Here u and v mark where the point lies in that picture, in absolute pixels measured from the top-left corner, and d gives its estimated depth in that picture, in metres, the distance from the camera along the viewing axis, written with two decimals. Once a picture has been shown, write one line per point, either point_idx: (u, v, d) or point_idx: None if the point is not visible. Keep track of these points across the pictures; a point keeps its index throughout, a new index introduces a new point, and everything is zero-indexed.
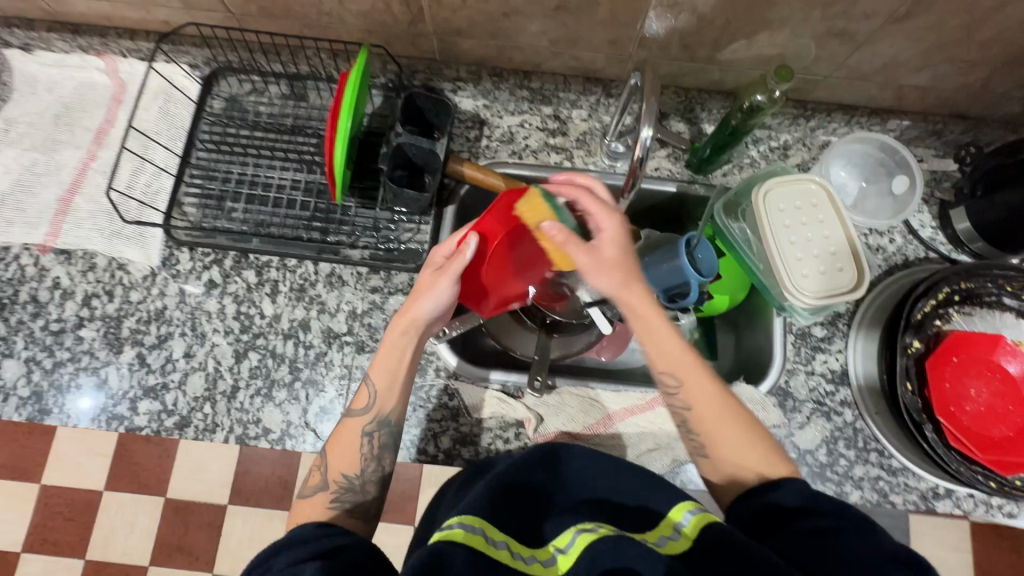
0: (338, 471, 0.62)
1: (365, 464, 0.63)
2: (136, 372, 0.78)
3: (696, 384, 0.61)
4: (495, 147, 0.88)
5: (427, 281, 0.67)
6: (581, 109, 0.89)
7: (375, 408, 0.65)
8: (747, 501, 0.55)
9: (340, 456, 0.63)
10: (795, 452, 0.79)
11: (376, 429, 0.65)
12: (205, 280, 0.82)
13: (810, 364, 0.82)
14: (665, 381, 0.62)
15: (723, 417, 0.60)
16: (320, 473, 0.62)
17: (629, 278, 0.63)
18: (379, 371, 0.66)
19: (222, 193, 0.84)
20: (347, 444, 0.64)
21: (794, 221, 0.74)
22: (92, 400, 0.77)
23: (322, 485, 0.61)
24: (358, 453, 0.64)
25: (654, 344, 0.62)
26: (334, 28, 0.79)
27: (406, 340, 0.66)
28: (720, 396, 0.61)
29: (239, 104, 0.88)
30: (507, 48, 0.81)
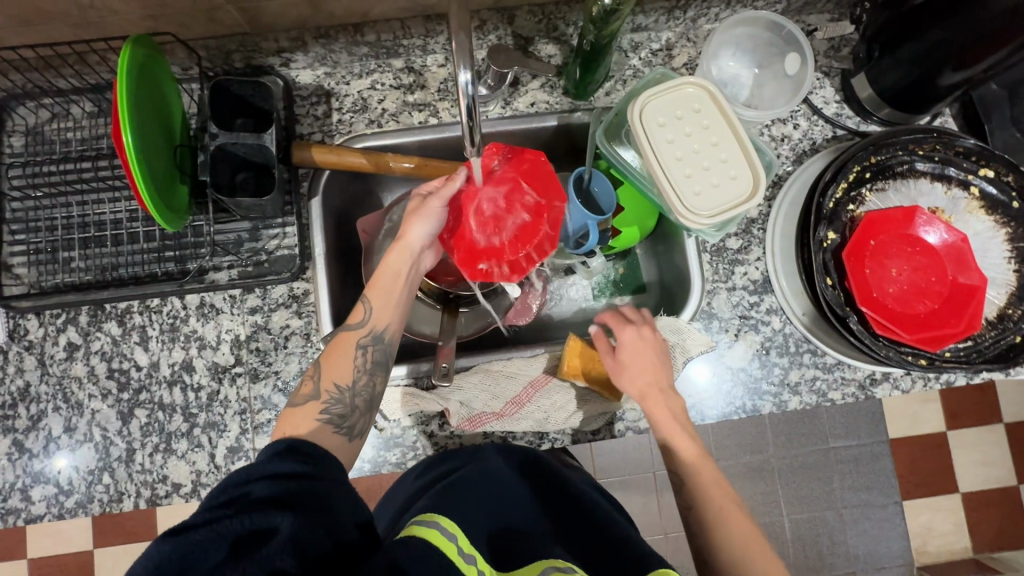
0: (330, 380, 0.58)
1: (356, 377, 0.59)
2: (19, 461, 0.71)
3: (699, 463, 0.62)
4: (349, 120, 0.78)
5: (416, 204, 0.66)
6: (434, 54, 0.79)
7: (371, 321, 0.61)
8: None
9: (335, 365, 0.59)
10: (728, 372, 0.76)
11: (371, 343, 0.61)
12: (64, 344, 0.73)
13: (730, 280, 0.78)
14: (674, 477, 0.63)
15: (726, 518, 0.58)
16: (312, 382, 0.58)
17: (652, 389, 0.65)
18: (378, 288, 0.63)
19: (52, 244, 0.74)
20: (339, 354, 0.60)
21: (677, 135, 0.66)
22: (67, 458, 0.72)
23: (315, 394, 0.57)
24: (352, 365, 0.59)
25: (661, 431, 0.64)
26: (109, 22, 0.66)
27: (402, 257, 0.64)
28: (721, 492, 0.60)
29: (42, 135, 0.75)
30: (319, 1, 0.68)
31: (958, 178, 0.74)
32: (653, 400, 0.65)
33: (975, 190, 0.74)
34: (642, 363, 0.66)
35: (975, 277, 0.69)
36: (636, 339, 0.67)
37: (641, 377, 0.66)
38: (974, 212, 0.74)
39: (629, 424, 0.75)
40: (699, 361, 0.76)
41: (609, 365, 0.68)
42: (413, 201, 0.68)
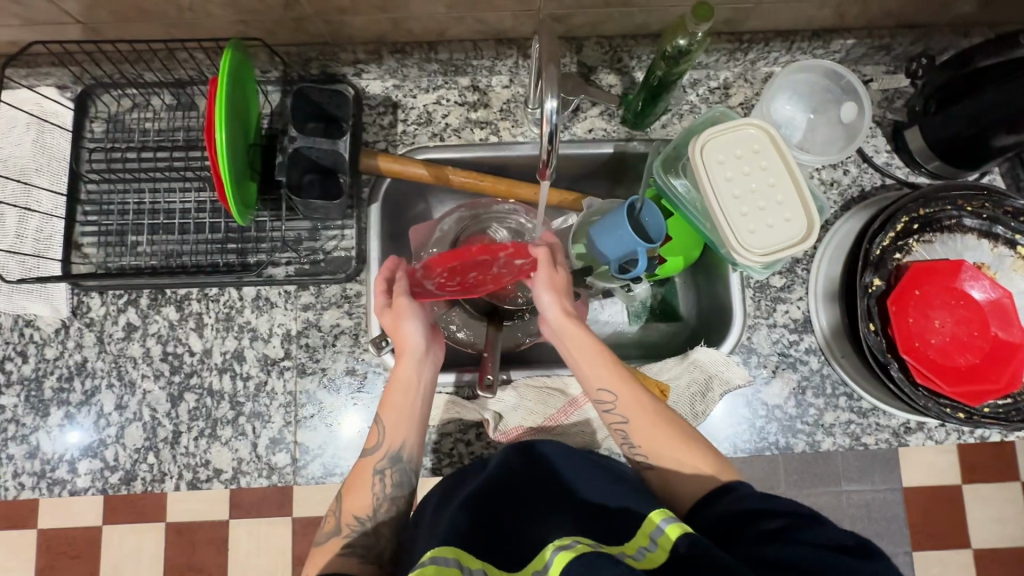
0: (350, 513, 0.60)
1: (378, 502, 0.61)
2: (72, 431, 0.74)
3: (644, 429, 0.60)
4: (413, 131, 0.81)
5: (396, 325, 0.65)
6: (500, 75, 0.81)
7: (385, 444, 0.62)
8: (707, 509, 0.54)
9: (354, 498, 0.61)
10: (763, 409, 0.77)
11: (389, 466, 0.62)
12: (123, 323, 0.76)
13: (771, 317, 0.79)
14: (603, 397, 0.61)
15: (676, 450, 0.59)
16: (334, 517, 0.60)
17: (568, 307, 0.65)
18: (391, 407, 0.64)
19: (122, 228, 0.77)
20: (360, 482, 0.62)
21: (735, 173, 0.68)
22: (72, 436, 0.74)
23: (337, 529, 0.59)
24: (371, 491, 0.61)
25: (586, 359, 0.63)
26: (203, 24, 0.70)
27: (412, 373, 0.64)
28: (682, 443, 0.59)
29: (121, 123, 0.79)
30: (402, 19, 0.71)
31: (1005, 237, 0.75)
32: (573, 328, 0.64)
33: (1021, 249, 0.75)
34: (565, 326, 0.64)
35: (1019, 334, 0.70)
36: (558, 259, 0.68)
37: (554, 299, 0.65)
38: (1019, 271, 0.75)
39: None
40: (735, 394, 0.77)
41: (539, 275, 0.65)
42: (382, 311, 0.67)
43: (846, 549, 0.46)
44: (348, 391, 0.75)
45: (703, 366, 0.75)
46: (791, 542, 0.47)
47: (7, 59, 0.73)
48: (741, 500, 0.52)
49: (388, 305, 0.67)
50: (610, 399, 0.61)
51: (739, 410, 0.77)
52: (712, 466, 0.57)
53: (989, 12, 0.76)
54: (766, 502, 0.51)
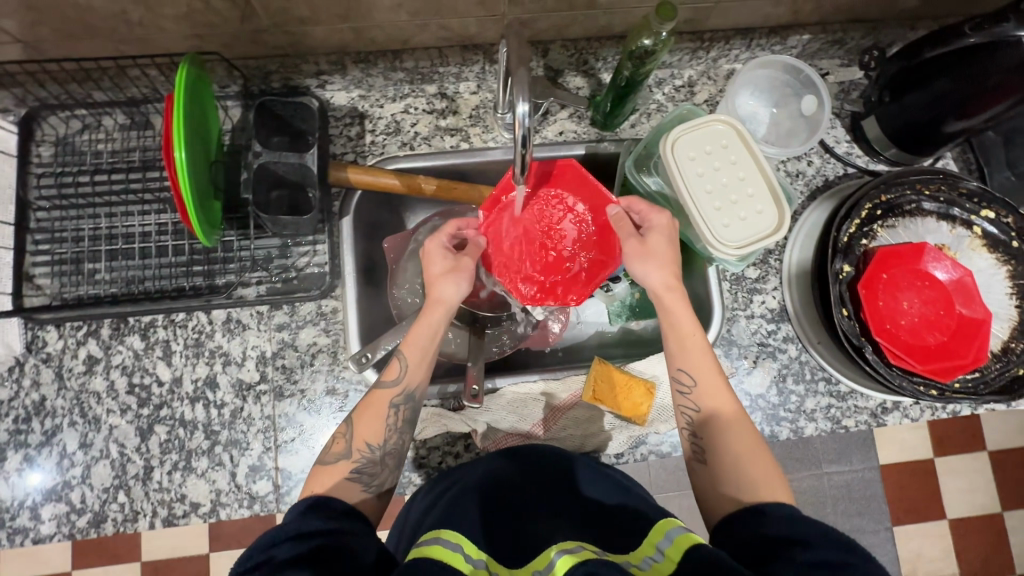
0: (362, 439, 0.59)
1: (387, 435, 0.61)
2: (31, 473, 0.69)
3: (720, 424, 0.60)
4: (382, 142, 0.79)
5: (439, 266, 0.66)
6: (467, 82, 0.81)
7: (404, 381, 0.61)
8: (742, 522, 0.51)
9: (366, 425, 0.60)
10: (747, 399, 0.78)
11: (404, 402, 0.61)
12: (83, 357, 0.72)
13: (749, 308, 0.80)
14: (682, 376, 0.62)
15: (741, 459, 0.57)
16: (344, 439, 0.59)
17: (670, 279, 0.65)
18: (413, 345, 0.62)
19: (78, 255, 0.73)
20: (373, 412, 0.61)
21: (705, 168, 0.69)
22: (43, 474, 0.69)
23: (347, 453, 0.58)
24: (385, 422, 0.61)
25: (676, 334, 0.63)
26: (155, 39, 0.67)
27: (438, 318, 0.64)
28: (754, 451, 0.57)
29: (71, 146, 0.75)
30: (365, 29, 0.70)
31: (962, 219, 0.78)
32: (666, 298, 0.64)
33: (978, 229, 0.78)
34: (655, 290, 0.65)
35: (981, 311, 0.72)
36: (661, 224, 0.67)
37: (652, 269, 0.65)
38: (977, 250, 0.78)
39: (652, 448, 0.76)
40: None
41: (628, 243, 0.66)
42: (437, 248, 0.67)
43: None
44: (330, 410, 0.73)
45: None
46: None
47: None
48: (779, 524, 0.49)
49: (446, 258, 0.67)
50: (689, 381, 0.62)
51: None
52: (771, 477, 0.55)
53: (932, 7, 0.80)
54: (810, 531, 0.47)
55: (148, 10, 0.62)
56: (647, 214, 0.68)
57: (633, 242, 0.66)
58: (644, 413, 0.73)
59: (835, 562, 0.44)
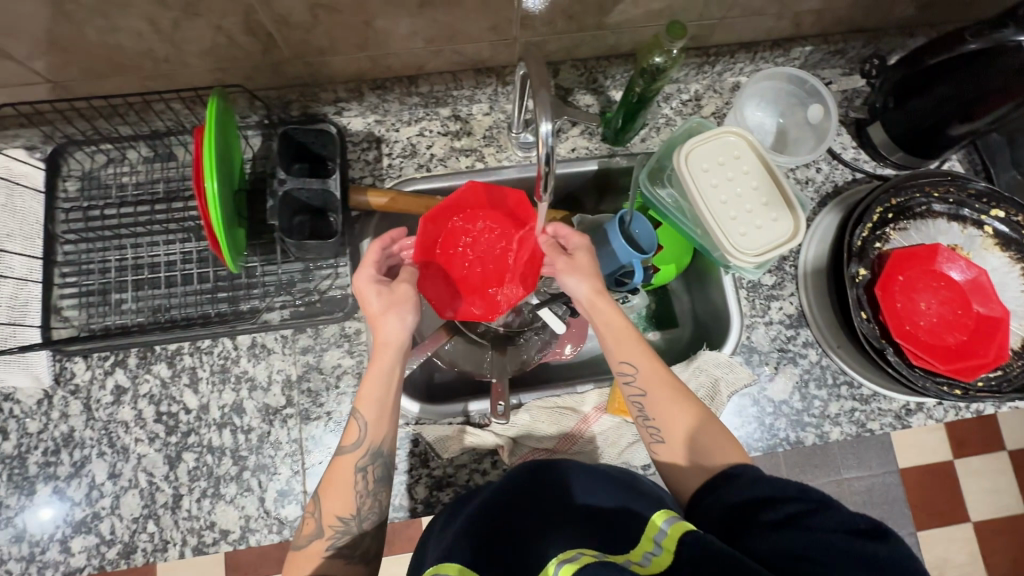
0: (332, 514, 0.57)
1: (360, 501, 0.58)
2: (37, 510, 0.69)
3: (664, 409, 0.60)
4: (399, 164, 0.81)
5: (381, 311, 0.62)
6: (480, 103, 0.83)
7: (366, 441, 0.59)
8: (713, 495, 0.53)
9: (334, 498, 0.58)
10: (771, 406, 0.78)
11: (370, 463, 0.59)
12: (111, 387, 0.72)
13: (767, 315, 0.81)
14: (622, 369, 0.62)
15: (692, 432, 0.58)
16: (313, 519, 0.57)
17: (598, 285, 0.66)
18: (367, 399, 0.59)
19: (104, 286, 0.74)
20: (340, 482, 0.58)
21: (720, 179, 0.70)
22: (55, 508, 0.69)
23: (319, 532, 0.56)
24: (354, 491, 0.58)
25: (614, 334, 0.64)
26: (180, 75, 0.69)
27: (389, 360, 0.61)
28: (699, 425, 0.59)
29: (97, 180, 0.77)
30: (381, 56, 0.71)
31: (972, 218, 0.79)
32: (600, 302, 0.65)
33: (989, 229, 0.79)
34: (590, 294, 0.66)
35: (999, 309, 0.73)
36: (582, 241, 0.69)
37: (575, 278, 0.66)
38: (990, 249, 0.79)
39: None
40: (742, 395, 0.78)
41: (558, 259, 0.67)
42: (376, 293, 0.63)
43: (862, 532, 0.45)
44: None
45: (708, 369, 0.77)
46: (803, 529, 0.45)
47: None
48: (744, 488, 0.51)
49: (380, 292, 0.63)
50: (632, 370, 0.62)
51: (747, 412, 0.77)
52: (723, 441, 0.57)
53: (929, 15, 0.82)
54: (771, 489, 0.50)
55: (175, 47, 0.64)
56: (567, 232, 0.69)
57: (557, 258, 0.67)
58: None
59: (794, 512, 0.47)
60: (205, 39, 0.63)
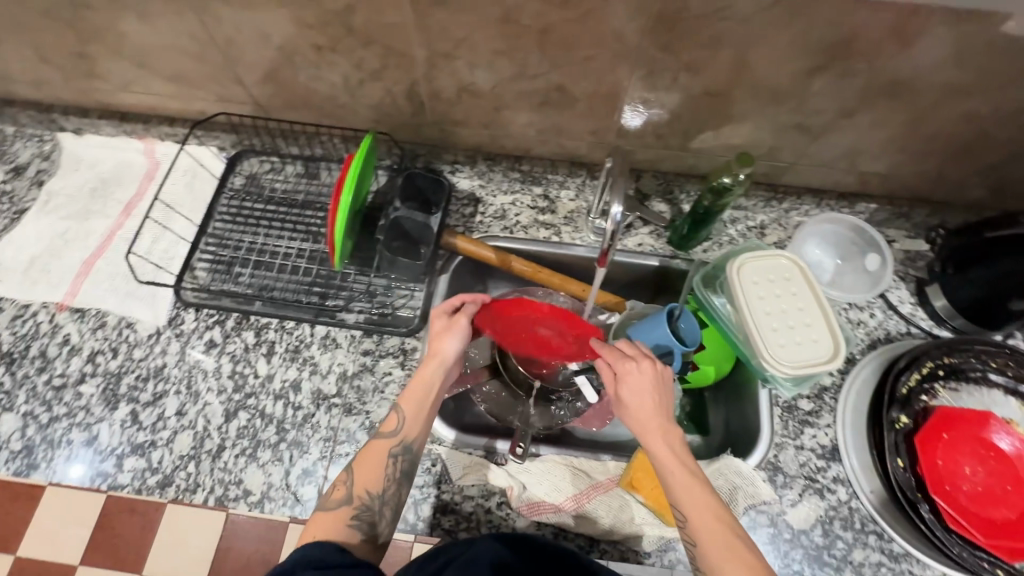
0: (361, 487, 0.66)
1: (386, 484, 0.67)
2: (69, 468, 0.77)
3: (707, 534, 0.60)
4: (488, 223, 0.94)
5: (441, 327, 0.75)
6: (569, 190, 0.97)
7: (402, 433, 0.69)
8: None
9: (365, 472, 0.67)
10: (789, 533, 0.75)
11: (400, 453, 0.68)
12: (206, 339, 0.85)
13: (799, 439, 0.80)
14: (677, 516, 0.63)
15: (724, 560, 0.59)
16: (344, 487, 0.65)
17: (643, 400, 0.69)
18: (410, 400, 0.71)
19: (232, 260, 0.90)
20: (372, 461, 0.68)
21: (768, 293, 0.76)
22: (84, 468, 0.77)
23: (346, 500, 0.64)
24: (381, 473, 0.67)
25: (671, 483, 0.64)
26: (348, 118, 0.89)
27: (433, 370, 0.73)
28: (737, 553, 0.59)
29: (257, 181, 0.97)
30: (500, 136, 0.88)
31: None
32: (641, 413, 0.68)
33: None
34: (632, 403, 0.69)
35: None
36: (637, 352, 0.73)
37: (640, 410, 0.68)
38: None
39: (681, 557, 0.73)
40: (761, 513, 0.76)
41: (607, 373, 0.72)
42: (439, 319, 0.76)
43: None
44: None
45: (727, 475, 0.77)
46: None
47: (194, 122, 0.94)
48: None
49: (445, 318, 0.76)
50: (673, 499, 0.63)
51: (762, 531, 0.75)
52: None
53: (994, 201, 0.89)
54: None
55: (352, 98, 0.84)
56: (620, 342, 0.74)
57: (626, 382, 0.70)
58: None
59: None
60: (376, 97, 0.83)
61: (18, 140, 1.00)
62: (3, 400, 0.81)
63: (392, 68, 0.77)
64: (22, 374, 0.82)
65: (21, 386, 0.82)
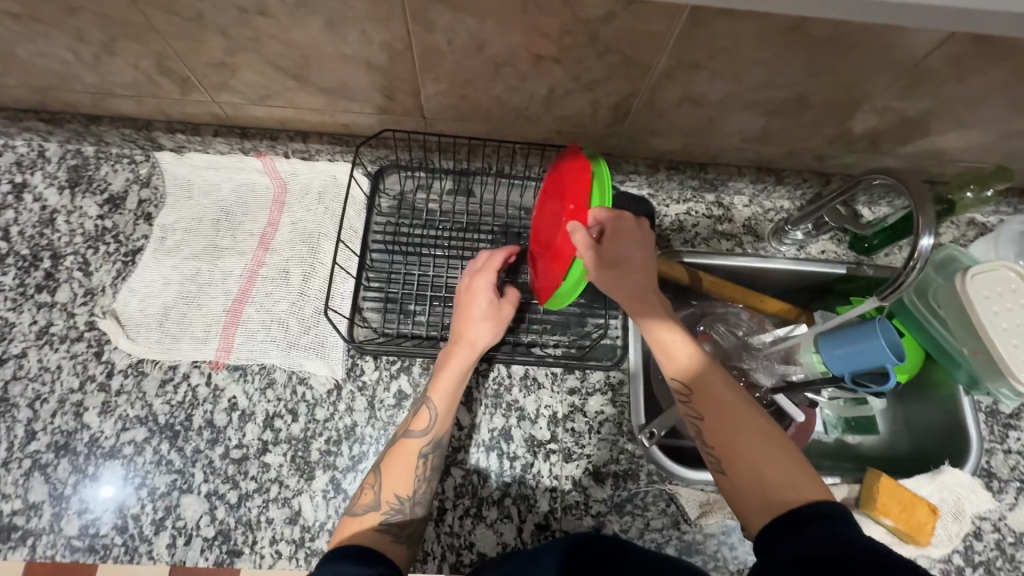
0: (391, 490, 0.61)
1: (417, 485, 0.62)
2: (98, 487, 0.69)
3: (726, 420, 0.57)
4: (668, 237, 0.89)
5: (478, 308, 0.73)
6: (743, 196, 0.92)
7: (433, 431, 0.65)
8: (781, 531, 0.47)
9: (394, 476, 0.62)
10: (1012, 536, 0.78)
11: (432, 451, 0.65)
12: (394, 391, 0.77)
13: (1005, 443, 0.83)
14: (681, 389, 0.61)
15: (753, 449, 0.54)
16: (373, 491, 0.61)
17: (625, 272, 0.68)
18: (440, 389, 0.68)
19: (403, 296, 0.81)
20: (405, 463, 0.63)
21: (1002, 308, 0.75)
22: (118, 488, 0.69)
23: (376, 504, 0.59)
24: (414, 474, 0.63)
25: (661, 349, 0.64)
26: (527, 129, 0.79)
27: (467, 359, 0.70)
28: (771, 440, 0.55)
29: (408, 201, 0.87)
30: (695, 144, 0.81)
31: None
32: (633, 278, 0.68)
33: None
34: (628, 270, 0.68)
35: None
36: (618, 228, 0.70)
37: (628, 280, 0.68)
38: None
39: None
40: (985, 520, 0.78)
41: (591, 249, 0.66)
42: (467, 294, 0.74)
43: None
44: (612, 484, 0.75)
45: (953, 487, 0.77)
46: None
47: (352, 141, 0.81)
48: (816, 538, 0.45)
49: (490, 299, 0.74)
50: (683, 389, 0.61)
51: (988, 538, 0.77)
52: (792, 470, 0.52)
53: None
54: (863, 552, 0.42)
55: (547, 109, 0.74)
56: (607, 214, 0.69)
57: (625, 241, 0.70)
58: (928, 533, 0.73)
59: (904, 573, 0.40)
60: (575, 108, 0.74)
61: (104, 162, 0.85)
62: (177, 481, 0.70)
63: (615, 78, 0.67)
64: (192, 449, 0.72)
65: (195, 464, 0.71)
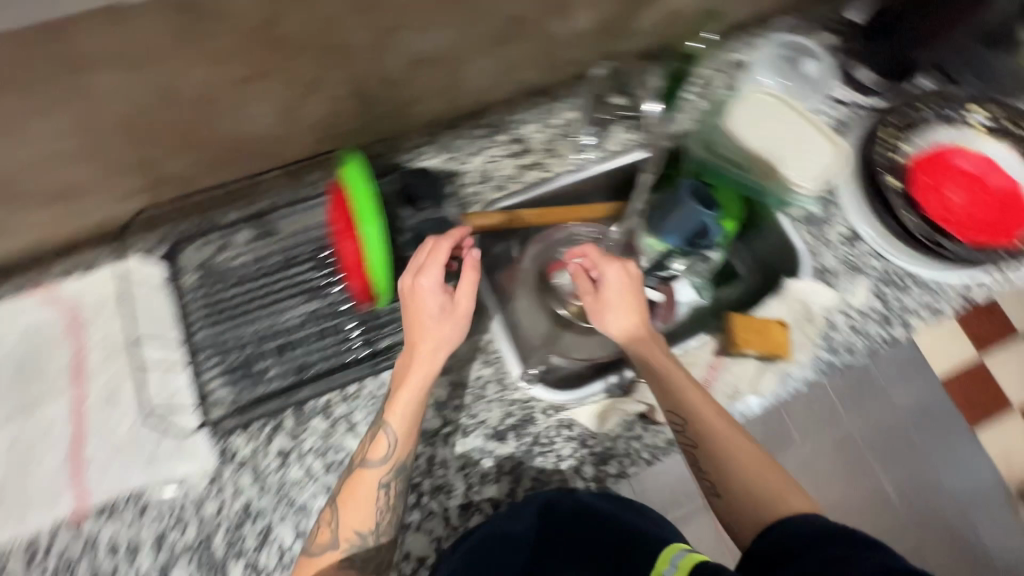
0: (350, 527, 0.63)
1: (377, 517, 0.64)
2: None
3: (714, 430, 0.65)
4: (479, 190, 0.90)
5: (436, 300, 0.64)
6: (531, 123, 0.91)
7: (392, 457, 0.64)
8: (772, 532, 0.56)
9: (353, 514, 0.63)
10: (856, 314, 0.87)
11: (393, 478, 0.65)
12: (275, 452, 0.75)
13: (827, 239, 0.91)
14: (672, 416, 0.68)
15: (733, 451, 0.64)
16: (330, 530, 0.63)
17: (628, 325, 0.72)
18: (397, 413, 0.65)
19: (247, 360, 0.78)
20: (360, 500, 0.64)
21: (768, 130, 0.86)
22: None
23: (334, 543, 0.63)
24: (372, 505, 0.64)
25: (655, 376, 0.69)
26: (288, 150, 0.77)
27: (430, 366, 0.65)
28: (763, 463, 0.63)
29: (216, 267, 0.81)
30: (455, 98, 0.82)
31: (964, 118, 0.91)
32: (620, 321, 0.72)
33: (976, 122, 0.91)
34: (614, 305, 0.72)
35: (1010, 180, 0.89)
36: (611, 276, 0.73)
37: (620, 317, 0.72)
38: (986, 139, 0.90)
39: (798, 379, 0.83)
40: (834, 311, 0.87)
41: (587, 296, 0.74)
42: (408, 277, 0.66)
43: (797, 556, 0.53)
44: (514, 435, 0.77)
45: (798, 298, 0.85)
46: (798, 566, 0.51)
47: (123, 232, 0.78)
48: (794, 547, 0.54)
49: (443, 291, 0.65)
50: (680, 417, 0.67)
51: (840, 324, 0.87)
52: (784, 492, 0.61)
53: None
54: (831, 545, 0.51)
55: (290, 123, 0.72)
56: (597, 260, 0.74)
57: (611, 271, 0.73)
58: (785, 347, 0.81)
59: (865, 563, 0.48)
60: (316, 112, 0.72)
61: None
62: None
63: (329, 70, 0.66)
64: None
65: None
